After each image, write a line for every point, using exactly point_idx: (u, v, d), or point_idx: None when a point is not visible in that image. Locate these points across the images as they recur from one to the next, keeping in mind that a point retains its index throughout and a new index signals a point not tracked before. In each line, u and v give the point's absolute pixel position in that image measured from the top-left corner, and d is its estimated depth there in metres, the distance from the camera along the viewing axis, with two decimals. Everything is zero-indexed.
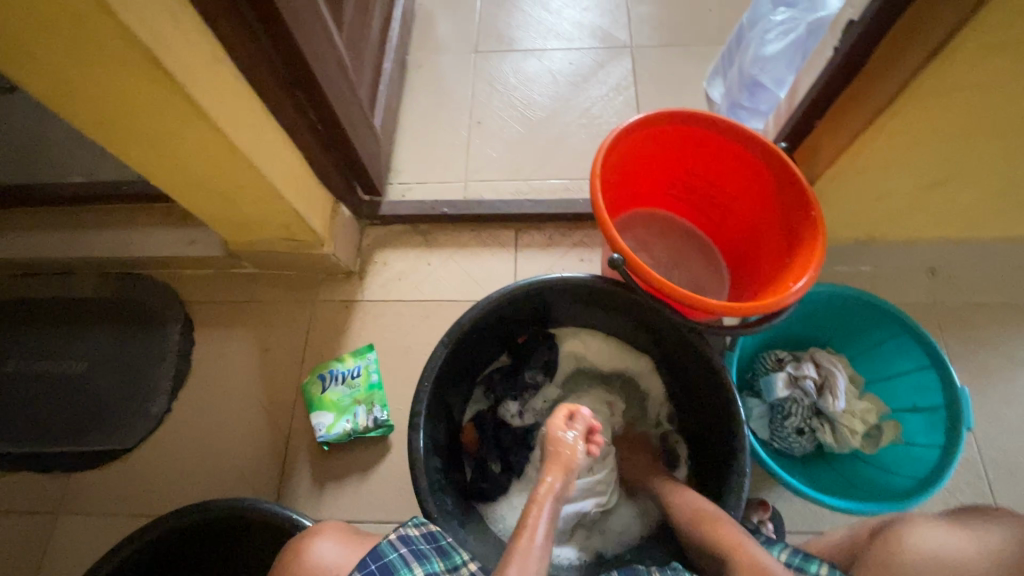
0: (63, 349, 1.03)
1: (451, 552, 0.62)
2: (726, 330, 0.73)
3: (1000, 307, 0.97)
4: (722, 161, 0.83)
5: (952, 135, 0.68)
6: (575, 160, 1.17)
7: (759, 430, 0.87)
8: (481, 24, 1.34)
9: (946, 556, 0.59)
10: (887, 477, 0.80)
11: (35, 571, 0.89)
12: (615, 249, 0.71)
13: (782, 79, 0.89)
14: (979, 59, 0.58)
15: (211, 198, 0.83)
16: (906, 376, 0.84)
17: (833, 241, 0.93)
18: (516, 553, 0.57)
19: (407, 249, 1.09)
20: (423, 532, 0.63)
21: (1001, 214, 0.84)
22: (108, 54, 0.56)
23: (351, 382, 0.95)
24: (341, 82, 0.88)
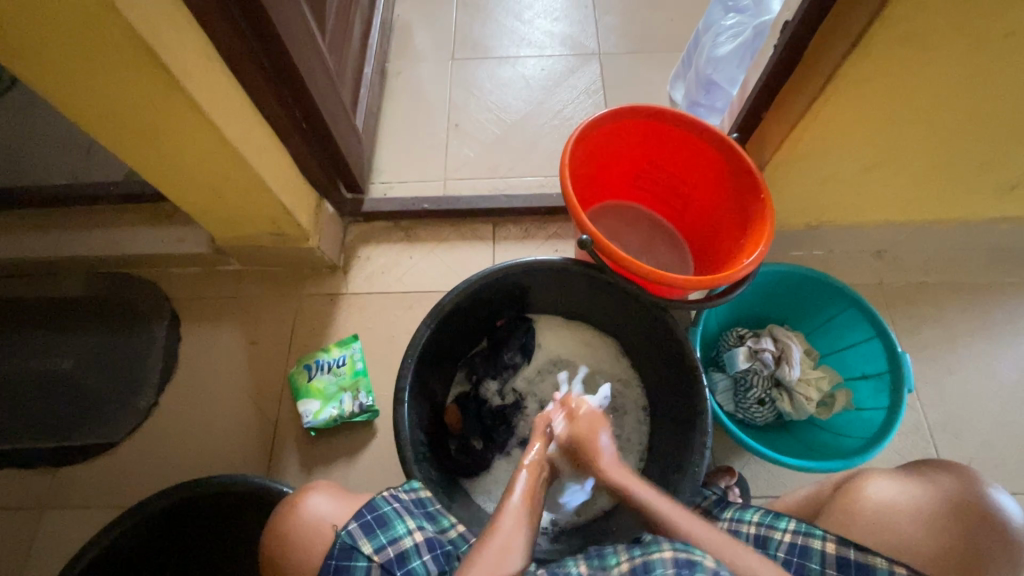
0: (50, 348, 1.04)
1: (438, 516, 0.66)
2: (688, 305, 0.80)
3: (939, 286, 1.06)
4: (681, 153, 0.91)
5: (880, 120, 0.76)
6: (549, 158, 1.24)
7: (724, 402, 0.93)
8: (457, 33, 1.40)
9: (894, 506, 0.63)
10: (840, 439, 0.87)
11: (20, 564, 0.89)
12: (585, 231, 0.77)
13: (734, 79, 0.98)
14: (896, 52, 0.65)
15: (201, 192, 0.86)
16: (855, 347, 0.92)
17: (787, 227, 1.01)
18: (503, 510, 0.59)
19: (389, 244, 1.14)
20: (414, 497, 0.66)
21: (933, 197, 0.93)
22: (107, 50, 0.60)
23: (336, 371, 0.98)
24: (325, 81, 0.93)
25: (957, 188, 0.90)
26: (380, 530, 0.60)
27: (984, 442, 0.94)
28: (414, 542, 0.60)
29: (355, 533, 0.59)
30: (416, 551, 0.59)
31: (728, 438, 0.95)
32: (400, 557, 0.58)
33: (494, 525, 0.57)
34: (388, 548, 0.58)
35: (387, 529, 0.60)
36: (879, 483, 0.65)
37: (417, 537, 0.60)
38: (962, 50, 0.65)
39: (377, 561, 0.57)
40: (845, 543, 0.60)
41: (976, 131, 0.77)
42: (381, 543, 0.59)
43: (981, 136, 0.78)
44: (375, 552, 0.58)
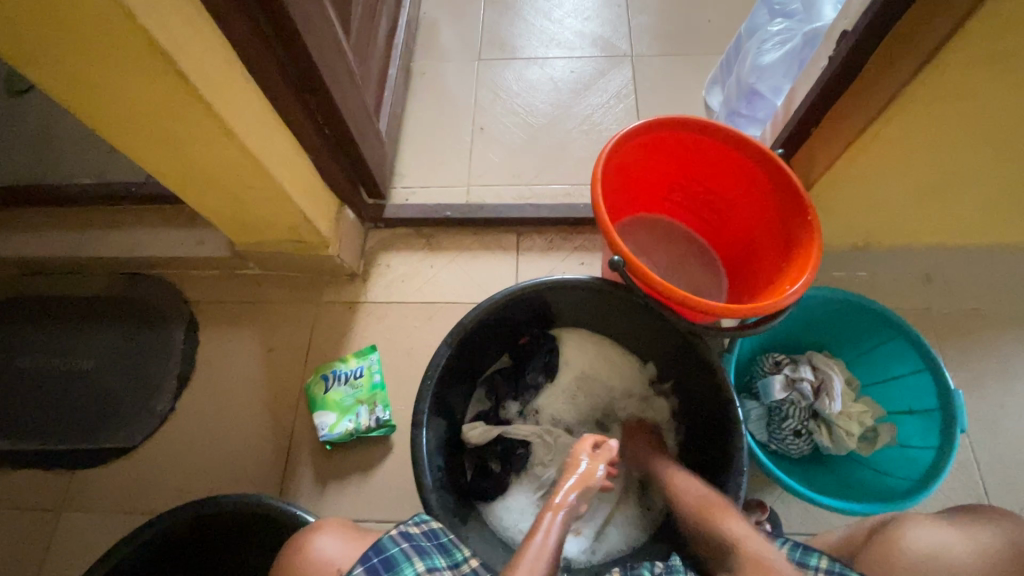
0: (69, 348, 1.04)
1: (453, 548, 0.64)
2: (724, 333, 0.75)
3: (993, 313, 0.98)
4: (721, 167, 0.85)
5: (943, 141, 0.70)
6: (577, 165, 1.19)
7: (757, 432, 0.88)
8: (484, 32, 1.36)
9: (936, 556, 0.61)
10: (883, 479, 0.82)
11: (37, 566, 0.89)
12: (617, 252, 0.73)
13: (779, 88, 0.92)
14: (968, 67, 0.60)
15: (221, 199, 0.84)
16: (902, 380, 0.86)
17: (830, 246, 0.95)
18: (528, 554, 0.58)
19: (410, 251, 1.11)
20: (425, 530, 0.63)
21: (994, 220, 0.86)
22: (126, 58, 0.58)
23: (353, 383, 0.96)
24: (348, 85, 0.90)
25: (1021, 213, 0.84)
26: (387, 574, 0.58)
27: None
28: None
29: None
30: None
31: (760, 470, 0.90)
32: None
33: (513, 565, 0.57)
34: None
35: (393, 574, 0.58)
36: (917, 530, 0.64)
37: None
38: None
39: None
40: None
41: None
42: None
43: None
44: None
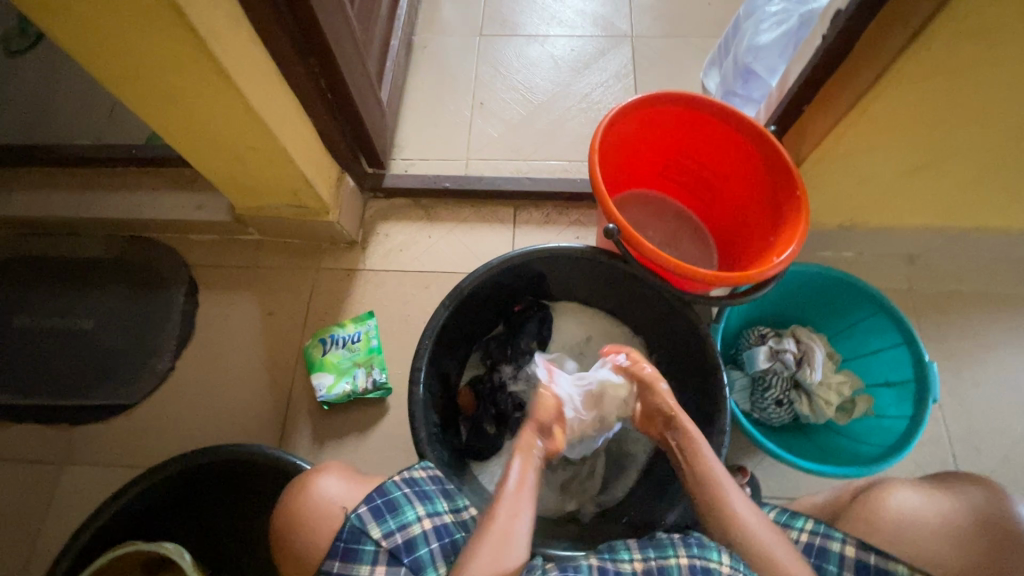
0: (69, 307, 1.05)
1: (455, 495, 0.67)
2: (712, 301, 0.78)
3: (970, 295, 1.02)
4: (715, 143, 0.87)
5: (930, 120, 0.72)
6: (574, 142, 1.21)
7: (741, 401, 0.92)
8: (486, 8, 1.37)
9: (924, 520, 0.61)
10: (857, 446, 0.86)
11: (39, 515, 0.92)
12: (611, 220, 0.75)
13: (774, 69, 0.94)
14: (953, 48, 0.62)
15: (224, 160, 0.86)
16: (880, 353, 0.89)
17: (818, 225, 0.98)
18: (505, 496, 0.62)
19: (408, 221, 1.13)
20: (429, 475, 0.66)
21: (974, 203, 0.89)
22: (136, 10, 0.59)
23: (351, 347, 0.98)
24: (352, 52, 0.90)
25: (1000, 196, 0.87)
26: (390, 515, 0.60)
27: (1007, 457, 0.92)
28: (422, 530, 0.61)
29: (365, 516, 0.60)
30: (424, 539, 0.60)
31: (743, 438, 0.94)
32: (408, 545, 0.59)
33: (493, 511, 0.60)
34: (396, 535, 0.59)
35: (397, 515, 0.61)
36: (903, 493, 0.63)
37: (426, 525, 0.61)
38: None
39: (385, 547, 0.58)
40: (865, 547, 0.59)
41: None
42: (390, 529, 0.59)
43: None
44: (383, 537, 0.59)
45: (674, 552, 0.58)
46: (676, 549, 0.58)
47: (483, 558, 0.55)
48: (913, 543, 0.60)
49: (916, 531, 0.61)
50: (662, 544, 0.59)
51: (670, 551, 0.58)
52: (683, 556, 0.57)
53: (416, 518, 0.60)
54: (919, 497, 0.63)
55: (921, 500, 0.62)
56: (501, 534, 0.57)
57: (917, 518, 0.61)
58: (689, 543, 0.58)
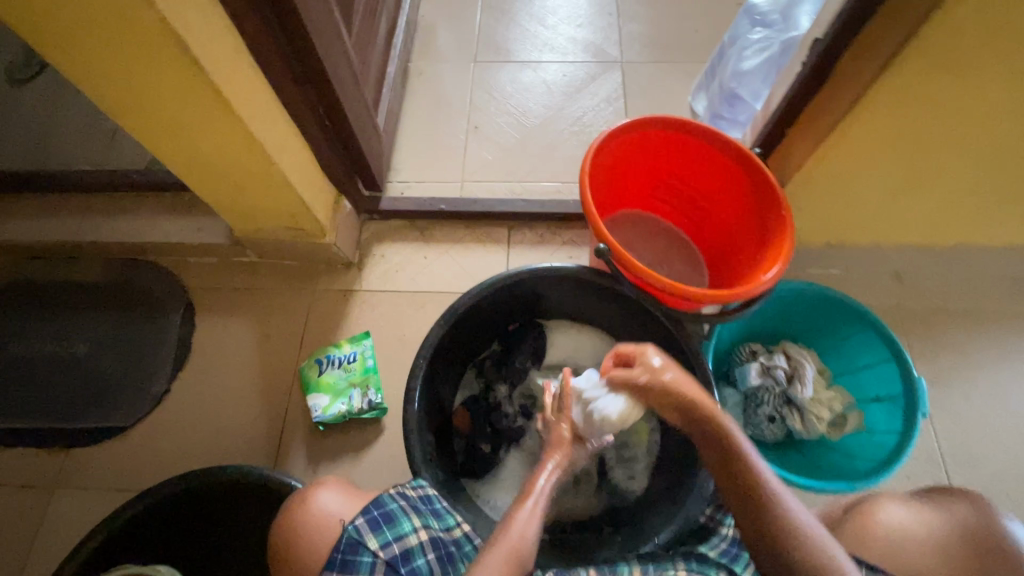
0: (66, 331, 1.06)
1: (445, 514, 0.66)
2: (703, 318, 0.79)
3: (957, 311, 1.04)
4: (701, 165, 0.90)
5: (908, 142, 0.74)
6: (567, 164, 1.24)
7: (734, 418, 0.93)
8: (480, 35, 1.41)
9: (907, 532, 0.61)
10: (851, 461, 0.86)
11: (29, 542, 0.91)
12: (603, 240, 0.77)
13: (758, 93, 0.98)
14: (924, 76, 0.65)
15: (223, 186, 0.87)
16: (871, 369, 0.90)
17: (805, 244, 1.00)
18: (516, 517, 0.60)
19: (403, 243, 1.14)
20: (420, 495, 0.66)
21: (956, 222, 0.91)
22: (140, 44, 0.61)
23: (347, 367, 0.99)
24: (349, 80, 0.93)
25: (982, 215, 0.89)
26: (387, 526, 0.62)
27: (998, 473, 0.93)
28: (419, 541, 0.62)
29: (362, 528, 0.61)
30: (420, 550, 0.62)
31: None
32: (405, 555, 0.61)
33: (505, 525, 0.60)
34: (393, 546, 0.61)
35: (393, 526, 0.62)
36: (893, 509, 0.63)
37: (422, 536, 0.63)
38: (997, 77, 0.64)
39: (383, 557, 0.60)
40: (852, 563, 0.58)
41: (1004, 159, 0.75)
42: (387, 540, 0.61)
43: (1010, 164, 0.76)
44: (380, 548, 0.60)
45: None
46: None
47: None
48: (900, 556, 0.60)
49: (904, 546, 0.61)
50: None
51: None
52: None
53: (413, 530, 0.62)
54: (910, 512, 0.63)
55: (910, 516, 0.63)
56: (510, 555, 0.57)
57: (905, 533, 0.61)
58: None
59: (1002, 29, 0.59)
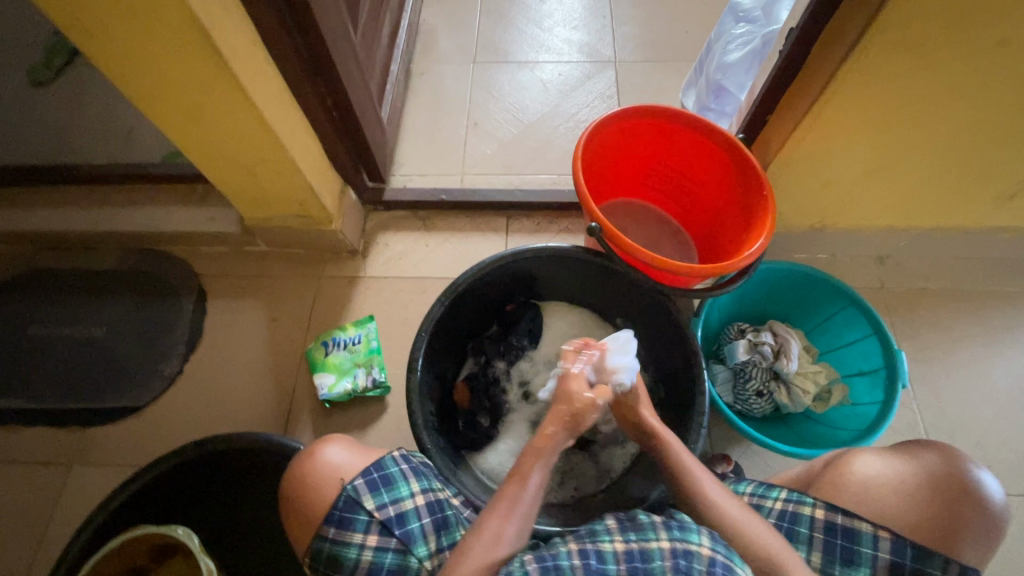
0: (83, 316, 1.10)
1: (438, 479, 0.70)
2: (691, 293, 0.84)
3: (939, 292, 1.08)
4: (689, 151, 0.95)
5: (882, 123, 0.79)
6: (562, 158, 1.29)
7: (724, 393, 0.96)
8: (479, 37, 1.47)
9: (880, 479, 0.66)
10: (835, 432, 0.90)
11: (49, 513, 0.95)
12: (595, 219, 0.81)
13: (743, 85, 1.03)
14: (890, 60, 0.70)
15: (236, 173, 0.93)
16: (854, 345, 0.94)
17: (790, 228, 1.05)
18: (503, 500, 0.59)
19: (406, 232, 1.19)
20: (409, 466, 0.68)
21: (932, 204, 0.96)
22: (165, 34, 0.66)
23: (352, 348, 1.03)
24: (355, 75, 0.99)
25: (956, 197, 0.94)
26: (385, 489, 0.65)
27: (979, 445, 0.96)
28: (415, 505, 0.65)
29: (360, 488, 0.64)
30: (416, 514, 0.64)
31: (727, 429, 0.99)
32: (400, 518, 0.63)
33: (487, 513, 0.58)
34: (389, 507, 0.63)
35: (391, 489, 0.65)
36: (867, 459, 0.69)
37: (418, 501, 0.65)
38: (957, 60, 0.69)
39: (378, 517, 0.63)
40: (833, 509, 0.65)
41: (971, 140, 0.80)
42: (384, 502, 0.64)
43: (978, 145, 0.81)
44: (376, 509, 0.63)
45: (656, 535, 0.57)
46: (656, 532, 0.58)
47: (469, 562, 0.55)
48: (875, 498, 0.65)
49: (879, 490, 0.66)
50: (642, 527, 0.59)
51: (650, 534, 0.58)
52: (663, 539, 0.56)
53: (409, 494, 0.64)
54: (887, 461, 0.68)
55: (886, 463, 0.67)
56: (493, 537, 0.56)
57: (880, 478, 0.66)
58: (670, 527, 0.58)
59: (959, 14, 0.64)
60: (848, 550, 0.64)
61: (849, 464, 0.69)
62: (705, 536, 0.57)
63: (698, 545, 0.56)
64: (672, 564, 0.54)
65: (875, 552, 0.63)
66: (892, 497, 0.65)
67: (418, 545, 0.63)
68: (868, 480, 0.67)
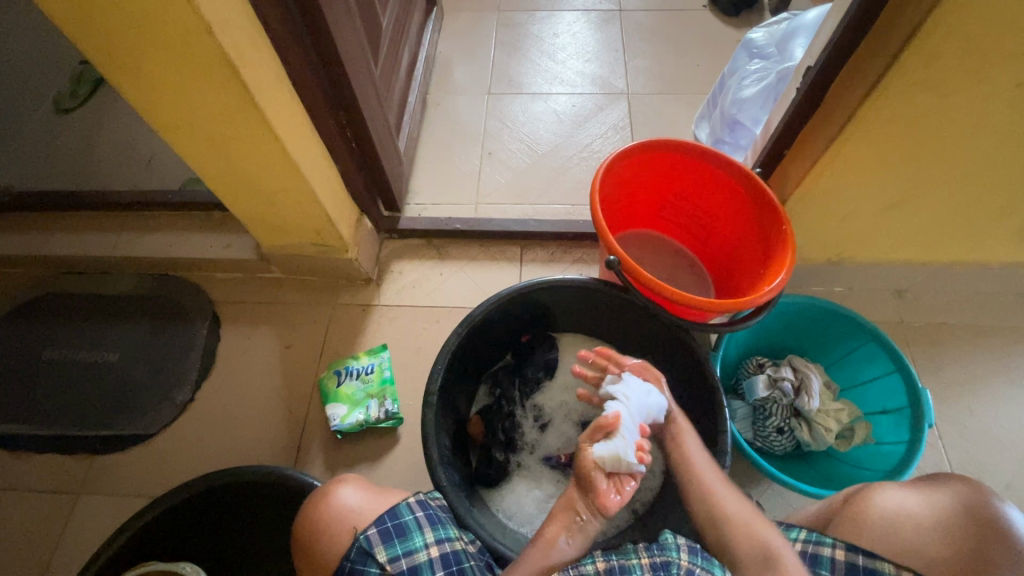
0: (97, 342, 1.10)
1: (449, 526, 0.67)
2: (713, 328, 0.82)
3: (958, 326, 1.07)
4: (707, 185, 0.95)
5: (901, 159, 0.79)
6: (576, 188, 1.30)
7: (743, 429, 0.94)
8: (495, 69, 1.50)
9: (906, 515, 0.64)
10: (860, 472, 0.88)
11: (55, 544, 0.93)
12: (613, 252, 0.80)
13: (757, 119, 1.03)
14: (909, 98, 0.70)
15: (255, 202, 0.94)
16: (876, 381, 0.92)
17: (808, 260, 1.04)
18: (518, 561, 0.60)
19: (420, 260, 1.20)
20: (425, 514, 0.66)
21: (952, 239, 0.95)
22: (195, 70, 0.68)
23: (365, 378, 1.02)
24: (375, 106, 1.00)
25: (976, 232, 0.93)
26: (398, 539, 0.62)
27: (1008, 486, 0.93)
28: (429, 557, 0.62)
29: (372, 538, 0.62)
30: (429, 567, 0.61)
31: (747, 466, 0.96)
32: (412, 571, 0.61)
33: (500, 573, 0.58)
34: (402, 560, 0.61)
35: (404, 540, 0.63)
36: (892, 492, 0.67)
37: (432, 553, 0.63)
38: (978, 101, 0.69)
39: (390, 571, 0.61)
40: (853, 550, 0.63)
41: (993, 177, 0.80)
42: (396, 554, 0.62)
43: (1000, 182, 0.81)
44: (388, 561, 0.61)
45: (635, 554, 0.56)
46: (637, 552, 0.57)
47: None
48: (899, 538, 0.63)
49: (903, 526, 0.64)
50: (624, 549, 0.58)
51: (631, 554, 0.57)
52: (643, 559, 0.56)
53: (422, 547, 0.62)
54: (907, 495, 0.66)
55: (911, 499, 0.66)
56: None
57: (902, 514, 0.65)
58: (650, 546, 0.57)
59: (977, 57, 0.64)
60: None
61: (874, 496, 0.67)
62: (685, 552, 0.56)
63: (676, 559, 0.55)
64: None
65: None
66: (919, 534, 0.63)
67: None
68: (894, 514, 0.65)
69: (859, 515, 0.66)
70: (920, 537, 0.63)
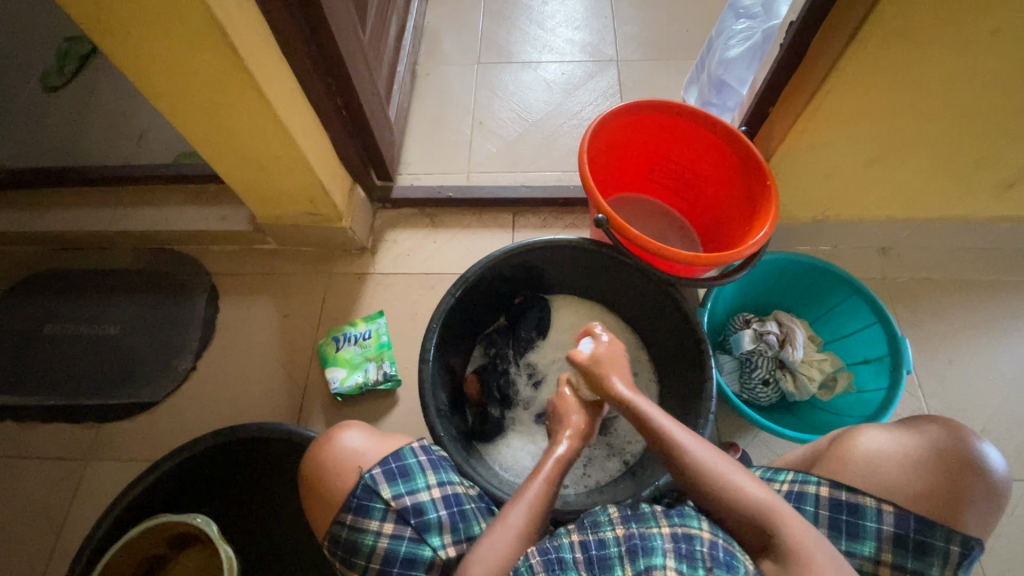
0: (98, 315, 1.12)
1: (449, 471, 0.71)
2: (704, 282, 0.84)
3: (941, 281, 1.10)
4: (693, 145, 0.96)
5: (881, 113, 0.81)
6: (566, 155, 1.31)
7: (730, 382, 0.98)
8: (484, 38, 1.49)
9: (887, 454, 0.67)
10: (842, 419, 0.91)
11: (67, 506, 0.96)
12: (601, 211, 0.82)
13: (744, 79, 1.05)
14: (888, 51, 0.72)
15: (248, 171, 0.95)
16: (859, 333, 0.95)
17: (793, 219, 1.06)
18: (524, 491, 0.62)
19: (414, 229, 1.21)
20: (426, 459, 0.69)
21: (933, 194, 0.97)
22: (184, 36, 0.69)
23: (363, 343, 1.05)
24: (365, 73, 1.01)
25: (957, 186, 0.95)
26: (401, 479, 0.66)
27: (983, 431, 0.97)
28: (431, 497, 0.66)
29: (377, 477, 0.65)
30: (432, 505, 0.65)
31: (734, 418, 1.00)
32: (416, 508, 0.64)
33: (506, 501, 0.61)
34: (405, 497, 0.64)
35: (408, 480, 0.66)
36: (875, 434, 0.69)
37: (434, 493, 0.66)
38: (953, 52, 0.70)
39: (395, 506, 0.64)
40: (837, 486, 0.67)
41: (971, 129, 0.82)
42: (400, 492, 0.64)
43: (978, 134, 0.83)
44: (393, 498, 0.64)
45: (656, 523, 0.57)
46: (657, 520, 0.57)
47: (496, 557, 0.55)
48: (879, 475, 0.66)
49: (883, 465, 0.67)
50: (645, 517, 0.59)
51: (652, 522, 0.58)
52: (663, 526, 0.56)
53: (425, 487, 0.65)
54: (891, 436, 0.69)
55: (893, 441, 0.68)
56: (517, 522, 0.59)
57: (883, 453, 0.67)
58: (671, 515, 0.58)
59: (953, 7, 0.65)
60: (853, 524, 0.65)
61: (858, 439, 0.70)
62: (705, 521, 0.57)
63: (698, 529, 0.55)
64: (673, 544, 0.54)
65: (879, 525, 0.64)
66: (899, 471, 0.66)
67: (432, 535, 0.64)
68: (875, 454, 0.68)
69: (842, 454, 0.69)
70: (901, 474, 0.66)
